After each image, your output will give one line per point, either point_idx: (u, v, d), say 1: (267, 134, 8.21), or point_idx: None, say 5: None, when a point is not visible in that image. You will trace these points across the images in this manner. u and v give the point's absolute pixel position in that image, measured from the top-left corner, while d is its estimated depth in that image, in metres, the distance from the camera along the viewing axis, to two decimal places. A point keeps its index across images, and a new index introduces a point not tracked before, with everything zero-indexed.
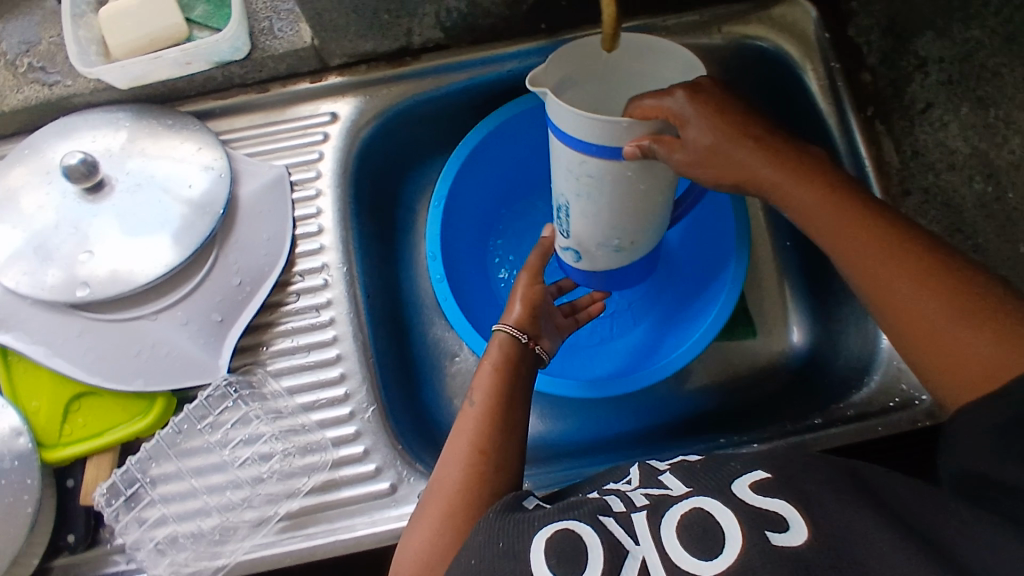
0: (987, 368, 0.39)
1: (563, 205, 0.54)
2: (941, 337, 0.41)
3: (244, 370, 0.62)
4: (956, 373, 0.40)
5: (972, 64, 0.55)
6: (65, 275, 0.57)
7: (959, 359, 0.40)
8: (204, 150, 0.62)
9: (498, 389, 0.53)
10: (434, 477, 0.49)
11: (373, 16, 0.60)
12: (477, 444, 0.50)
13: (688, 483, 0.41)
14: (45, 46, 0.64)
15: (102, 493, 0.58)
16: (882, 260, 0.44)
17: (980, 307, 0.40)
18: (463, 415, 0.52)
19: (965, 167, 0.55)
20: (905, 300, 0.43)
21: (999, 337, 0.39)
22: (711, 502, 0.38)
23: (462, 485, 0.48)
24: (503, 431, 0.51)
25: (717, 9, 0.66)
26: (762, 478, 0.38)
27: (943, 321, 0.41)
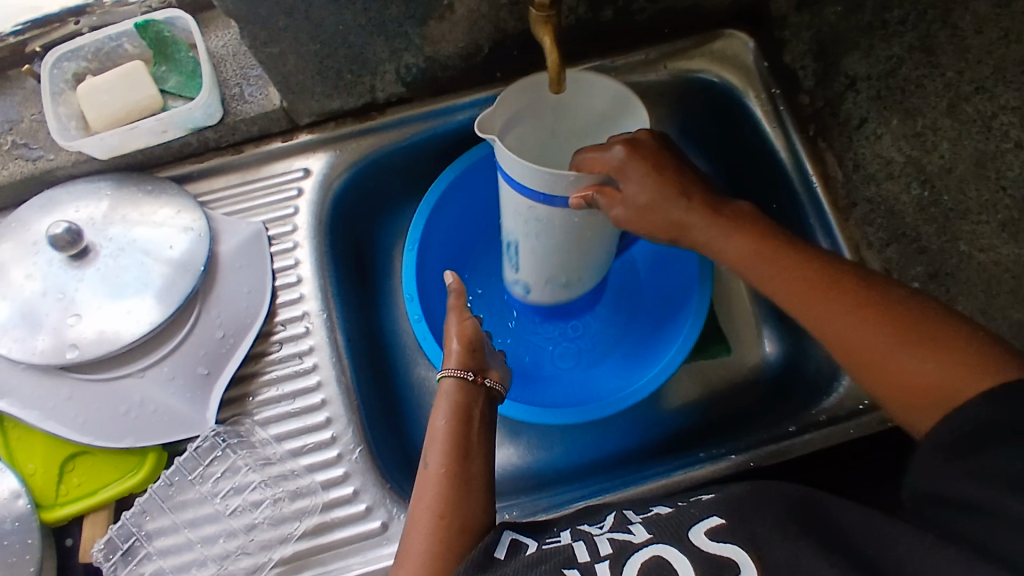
0: (931, 388, 0.42)
1: (513, 242, 0.61)
2: (883, 360, 0.45)
3: (232, 420, 0.64)
4: (907, 399, 0.43)
5: (896, 79, 0.56)
6: (54, 340, 0.60)
7: (907, 384, 0.43)
8: (184, 213, 0.65)
9: (448, 448, 0.54)
10: (403, 544, 0.52)
11: (337, 77, 0.64)
12: (437, 509, 0.51)
13: (649, 528, 0.44)
14: (28, 124, 0.68)
15: (100, 549, 0.60)
16: (822, 301, 0.48)
17: (913, 331, 0.44)
18: (421, 478, 0.54)
19: (902, 175, 0.58)
20: (846, 331, 0.46)
21: (937, 358, 0.42)
22: (669, 549, 0.41)
23: (430, 553, 0.50)
24: (460, 489, 0.52)
25: (661, 46, 0.70)
26: (716, 524, 0.41)
27: (878, 347, 0.45)
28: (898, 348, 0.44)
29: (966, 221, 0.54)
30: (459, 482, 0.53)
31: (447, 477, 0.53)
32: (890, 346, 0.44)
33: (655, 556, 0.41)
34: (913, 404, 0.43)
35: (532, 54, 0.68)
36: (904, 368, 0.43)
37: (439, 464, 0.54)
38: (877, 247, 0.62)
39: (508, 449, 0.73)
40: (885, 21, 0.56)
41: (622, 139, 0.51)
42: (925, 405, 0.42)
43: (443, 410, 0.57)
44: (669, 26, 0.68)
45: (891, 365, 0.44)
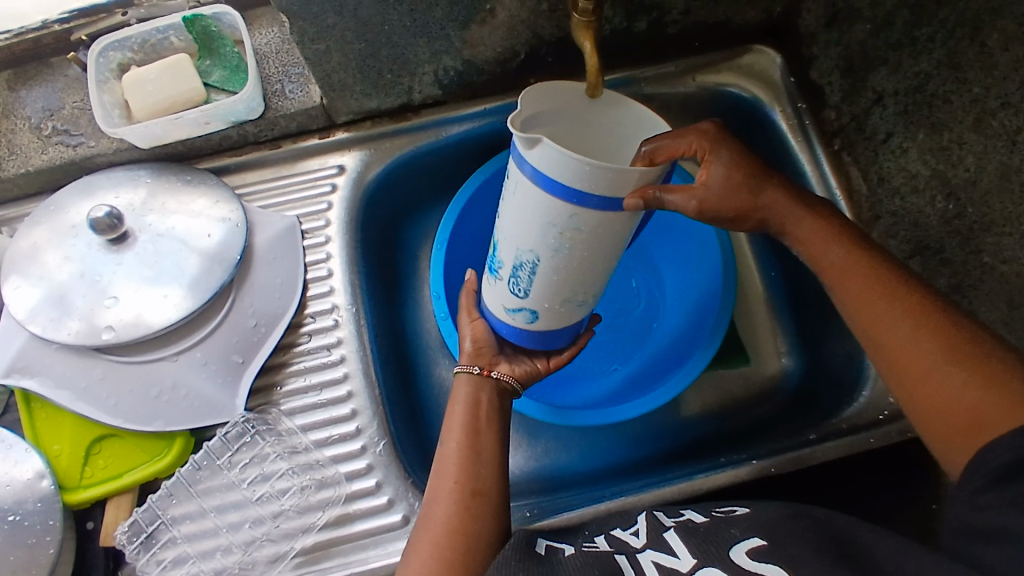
0: (973, 416, 0.42)
1: (528, 262, 0.51)
2: (931, 377, 0.45)
3: (260, 409, 0.64)
4: (946, 417, 0.43)
5: (923, 94, 0.58)
6: (87, 323, 0.60)
7: (949, 404, 0.43)
8: (221, 203, 0.66)
9: (467, 421, 0.56)
10: (422, 513, 0.52)
11: (377, 76, 0.66)
12: (458, 479, 0.52)
13: (693, 551, 0.43)
14: (69, 110, 0.69)
15: (124, 531, 0.60)
16: (887, 307, 0.48)
17: (974, 356, 0.44)
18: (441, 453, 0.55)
19: (927, 188, 0.60)
20: (902, 340, 0.47)
21: (988, 385, 0.42)
22: (712, 572, 0.40)
23: (450, 521, 0.50)
24: (479, 463, 0.54)
25: (691, 59, 0.71)
26: (758, 545, 0.42)
27: (933, 362, 0.45)
28: (951, 367, 0.44)
29: (990, 233, 0.55)
30: (479, 453, 0.54)
31: (467, 447, 0.54)
32: (942, 364, 0.44)
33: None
34: (946, 431, 0.43)
35: (567, 61, 0.70)
36: (947, 388, 0.44)
37: (461, 437, 0.55)
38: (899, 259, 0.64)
39: (526, 450, 0.74)
40: (914, 38, 0.57)
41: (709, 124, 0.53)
42: (963, 433, 0.42)
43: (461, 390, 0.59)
44: (700, 40, 0.70)
45: (939, 382, 0.44)
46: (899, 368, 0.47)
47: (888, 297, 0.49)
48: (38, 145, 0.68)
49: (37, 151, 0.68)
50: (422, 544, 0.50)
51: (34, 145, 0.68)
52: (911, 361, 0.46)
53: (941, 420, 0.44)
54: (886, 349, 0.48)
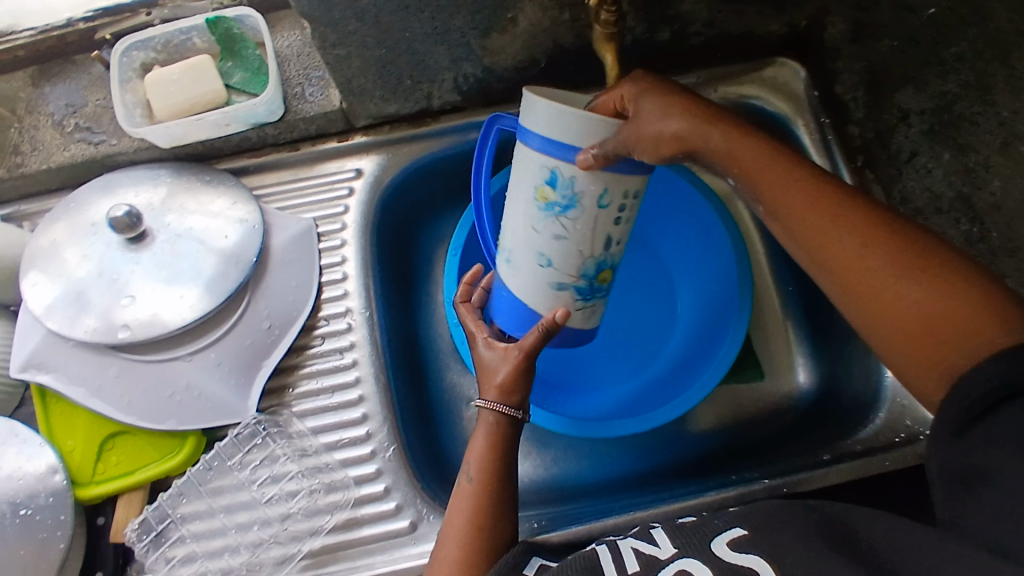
0: (937, 332, 0.40)
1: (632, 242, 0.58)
2: (887, 292, 0.43)
3: (272, 410, 0.65)
4: (907, 331, 0.42)
5: (950, 114, 0.57)
6: (105, 320, 0.60)
7: (911, 318, 0.42)
8: (238, 204, 0.66)
9: (493, 466, 0.55)
10: (436, 549, 0.53)
11: (395, 82, 0.66)
12: (473, 521, 0.53)
13: (676, 541, 0.44)
14: (91, 108, 0.70)
15: (133, 528, 0.60)
16: (829, 220, 0.46)
17: (925, 262, 0.42)
18: (460, 488, 0.55)
19: (950, 210, 0.59)
20: (852, 254, 0.44)
21: (947, 292, 0.41)
22: (693, 563, 0.41)
23: (463, 566, 0.51)
24: (496, 507, 0.53)
25: (713, 70, 0.71)
26: (739, 535, 0.41)
27: (896, 280, 0.42)
28: (909, 283, 0.42)
29: (1013, 259, 0.54)
30: (496, 501, 0.54)
31: (485, 493, 0.54)
32: (908, 283, 0.42)
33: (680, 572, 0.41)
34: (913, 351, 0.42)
35: (587, 70, 0.69)
36: (915, 306, 0.41)
37: (480, 480, 0.54)
38: None
39: (535, 459, 0.73)
40: (942, 58, 0.56)
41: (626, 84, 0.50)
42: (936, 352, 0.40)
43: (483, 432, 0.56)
44: (723, 51, 0.69)
45: (900, 298, 0.42)
46: (853, 288, 0.44)
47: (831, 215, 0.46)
48: (60, 141, 0.69)
49: (60, 148, 0.68)
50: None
51: (56, 142, 0.69)
52: (870, 285, 0.43)
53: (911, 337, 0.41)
54: (834, 265, 0.45)
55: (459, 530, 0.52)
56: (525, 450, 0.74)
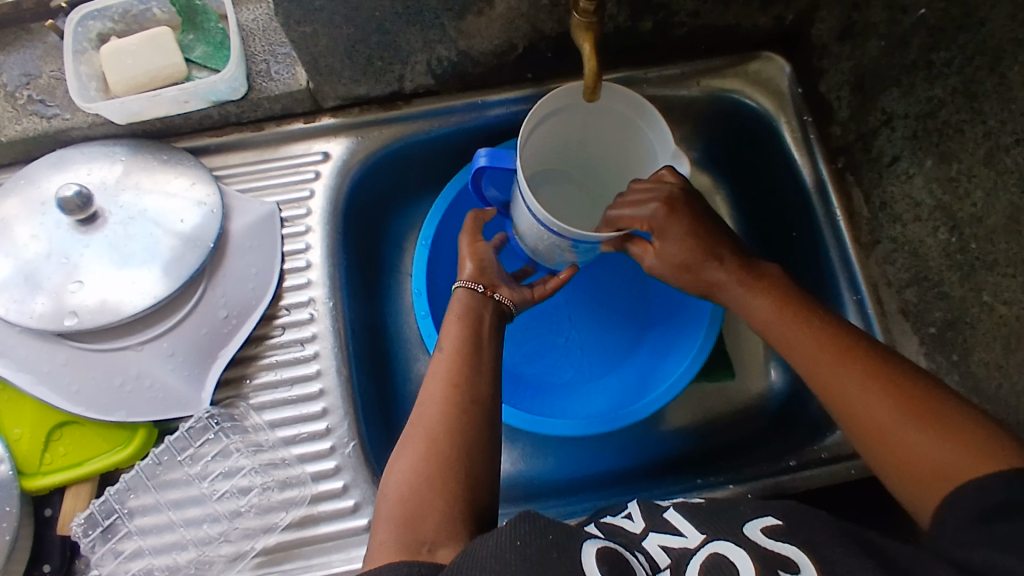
0: (933, 470, 0.43)
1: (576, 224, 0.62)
2: (888, 434, 0.45)
3: (226, 403, 0.62)
4: (910, 471, 0.44)
5: (935, 121, 0.55)
6: (54, 303, 0.58)
7: (912, 458, 0.44)
8: (198, 185, 0.63)
9: (467, 334, 0.54)
10: (411, 419, 0.50)
11: (366, 63, 0.63)
12: (451, 380, 0.51)
13: (701, 529, 0.44)
14: (46, 79, 0.66)
15: (79, 523, 0.58)
16: (832, 364, 0.49)
17: (919, 406, 0.45)
18: (434, 361, 0.53)
19: (930, 219, 0.57)
20: (855, 400, 0.47)
21: (945, 437, 0.43)
22: (724, 544, 0.42)
23: (444, 425, 0.49)
24: (474, 369, 0.52)
25: (696, 62, 0.68)
26: (773, 524, 0.42)
27: (891, 427, 0.45)
28: (912, 424, 0.44)
29: (991, 273, 0.52)
30: (472, 363, 0.52)
31: (462, 359, 0.52)
32: (900, 423, 0.45)
33: (713, 555, 0.41)
34: (912, 479, 0.44)
35: (567, 57, 0.67)
36: (903, 442, 0.44)
37: (454, 348, 0.53)
38: (895, 287, 0.61)
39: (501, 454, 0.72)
40: (930, 61, 0.55)
41: (660, 195, 0.55)
42: (921, 478, 0.43)
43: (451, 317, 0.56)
44: (707, 43, 0.67)
45: (891, 430, 0.45)
46: (846, 420, 0.48)
47: (833, 353, 0.49)
48: (12, 114, 0.65)
49: (11, 121, 0.65)
50: (411, 449, 0.48)
51: (8, 114, 0.65)
52: (865, 416, 0.46)
53: (901, 466, 0.44)
54: (831, 402, 0.49)
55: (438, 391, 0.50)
56: None
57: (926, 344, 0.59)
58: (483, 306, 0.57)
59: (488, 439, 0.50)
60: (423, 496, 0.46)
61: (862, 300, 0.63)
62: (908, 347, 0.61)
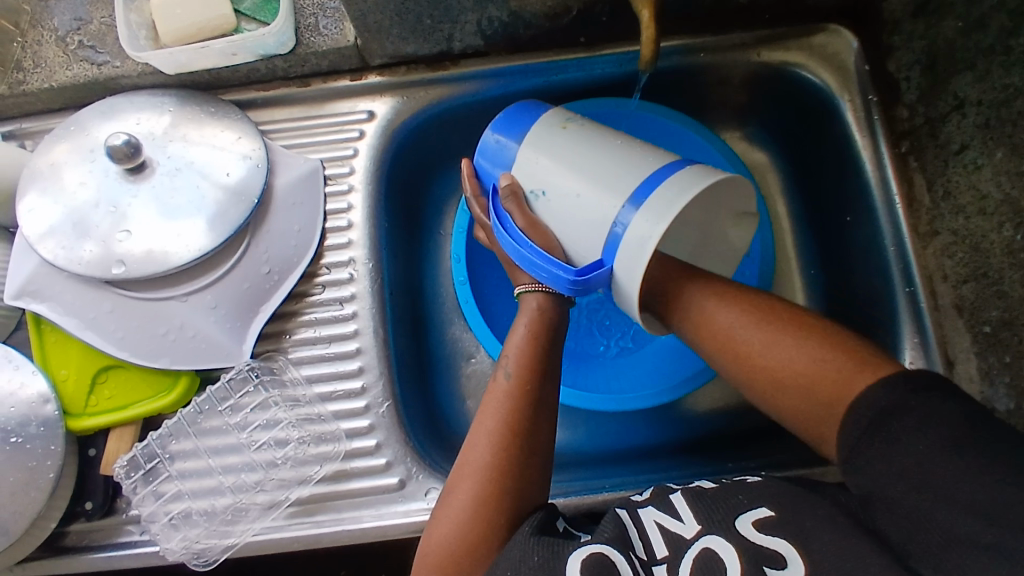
0: (832, 387, 0.46)
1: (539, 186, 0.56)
2: (785, 362, 0.49)
3: (266, 356, 0.64)
4: (816, 401, 0.47)
5: (1009, 110, 0.52)
6: (101, 251, 0.59)
7: (810, 378, 0.47)
8: (244, 139, 0.63)
9: (534, 363, 0.53)
10: (467, 448, 0.52)
11: (416, 21, 0.61)
12: (511, 421, 0.51)
13: (698, 515, 0.45)
14: (96, 25, 0.66)
15: (122, 465, 0.60)
16: (727, 313, 0.52)
17: (802, 330, 0.49)
18: (495, 386, 0.53)
19: (996, 213, 0.54)
20: (738, 341, 0.51)
21: (839, 354, 0.47)
22: (716, 539, 0.44)
23: (498, 465, 0.50)
24: (533, 406, 0.52)
25: (758, 32, 0.66)
26: (765, 515, 0.43)
27: (771, 349, 0.49)
28: (800, 345, 0.49)
29: None
30: (531, 399, 0.52)
31: (523, 391, 0.52)
32: (787, 350, 0.49)
33: (705, 549, 0.44)
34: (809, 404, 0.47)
35: (623, 22, 0.64)
36: (782, 358, 0.49)
37: (518, 376, 0.53)
38: (952, 281, 0.59)
39: None
40: (1010, 47, 0.51)
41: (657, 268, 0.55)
42: (829, 405, 0.46)
43: (518, 334, 0.55)
44: (771, 13, 0.64)
45: (777, 353, 0.49)
46: (722, 349, 0.52)
47: (723, 292, 0.53)
48: (63, 59, 0.66)
49: (62, 66, 0.65)
50: (468, 480, 0.50)
51: (59, 60, 0.65)
52: (756, 356, 0.50)
53: (795, 394, 0.48)
54: (714, 343, 0.52)
55: (492, 428, 0.51)
56: None
57: (978, 343, 0.57)
58: (556, 325, 0.55)
59: (539, 481, 0.51)
60: (473, 537, 0.48)
61: (915, 292, 0.61)
62: (959, 345, 0.59)
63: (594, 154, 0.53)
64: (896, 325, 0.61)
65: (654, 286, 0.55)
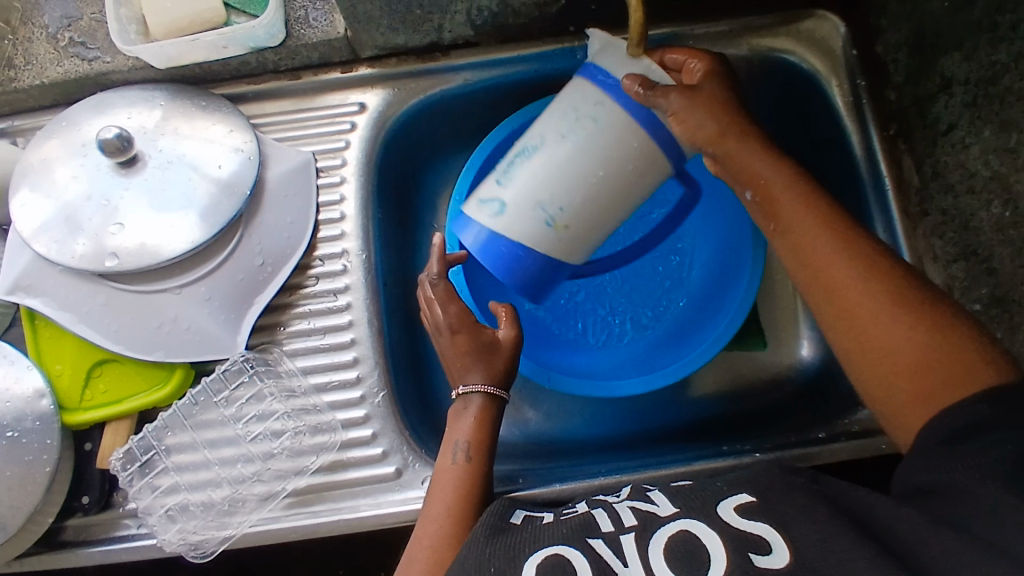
0: (923, 361, 0.44)
1: (552, 212, 0.55)
2: (881, 323, 0.46)
3: (261, 348, 0.64)
4: (900, 368, 0.45)
5: (997, 88, 0.52)
6: (94, 245, 0.59)
7: (901, 348, 0.45)
8: (235, 133, 0.64)
9: (485, 447, 0.56)
10: (416, 528, 0.53)
11: (405, 11, 0.61)
12: (461, 502, 0.53)
13: (675, 502, 0.46)
14: (86, 21, 0.66)
15: (118, 458, 0.60)
16: (831, 255, 0.49)
17: (903, 293, 0.47)
18: (446, 468, 0.55)
19: (985, 191, 0.54)
20: (844, 288, 0.48)
21: (935, 332, 0.45)
22: (696, 523, 0.43)
23: (448, 542, 0.52)
24: (483, 490, 0.55)
25: (746, 18, 0.66)
26: (746, 502, 0.44)
27: (874, 309, 0.47)
28: (899, 311, 0.46)
29: None
30: (484, 480, 0.55)
31: (475, 476, 0.55)
32: (887, 312, 0.46)
33: (681, 531, 0.43)
34: (899, 376, 0.45)
35: (612, 10, 0.64)
36: (877, 319, 0.46)
37: (468, 460, 0.55)
38: (942, 261, 0.59)
39: (527, 412, 0.73)
40: (995, 23, 0.51)
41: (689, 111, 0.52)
42: (920, 377, 0.44)
43: (466, 422, 0.57)
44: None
45: (864, 306, 0.47)
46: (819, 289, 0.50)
47: (834, 229, 0.50)
48: (54, 56, 0.66)
49: (53, 62, 0.65)
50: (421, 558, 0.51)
51: (50, 56, 0.66)
52: (855, 308, 0.47)
53: (879, 364, 0.46)
54: (816, 282, 0.50)
55: (449, 503, 0.53)
56: (516, 403, 0.73)
57: None
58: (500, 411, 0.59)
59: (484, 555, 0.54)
60: None
61: None
62: None
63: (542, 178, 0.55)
64: None
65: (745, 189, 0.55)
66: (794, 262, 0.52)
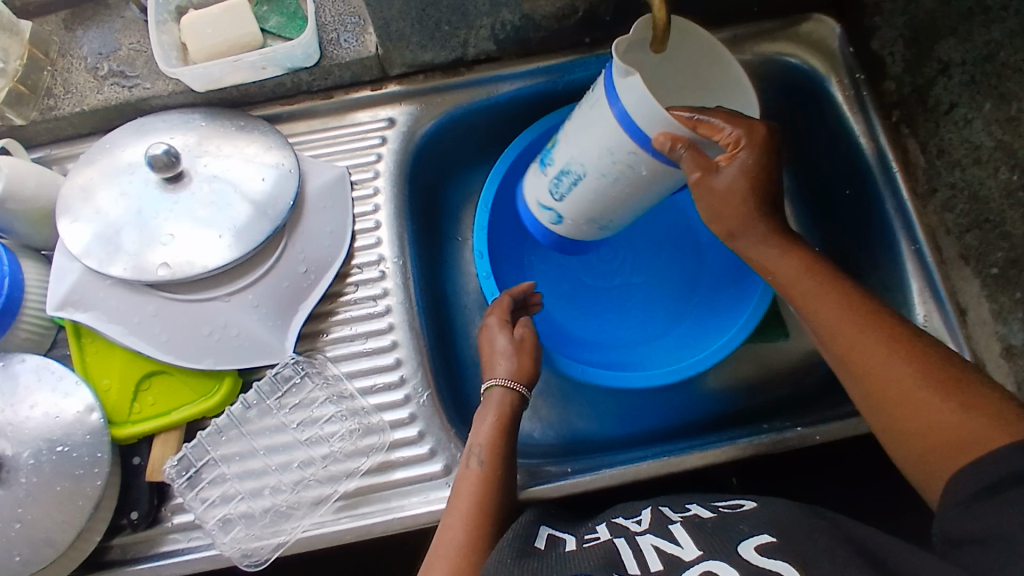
0: (955, 437, 0.44)
1: (575, 172, 0.57)
2: (910, 400, 0.47)
3: (308, 353, 0.66)
4: (933, 443, 0.45)
5: (993, 64, 0.57)
6: (142, 258, 0.60)
7: (932, 425, 0.45)
8: (273, 150, 0.65)
9: (500, 453, 0.57)
10: (435, 537, 0.53)
11: (435, 29, 0.65)
12: (481, 505, 0.54)
13: (698, 542, 0.43)
14: (125, 51, 0.69)
15: (172, 465, 0.61)
16: (858, 333, 0.50)
17: (940, 370, 0.47)
18: (464, 472, 0.56)
19: (991, 159, 0.59)
20: (873, 364, 0.49)
21: (970, 408, 0.45)
22: (718, 563, 0.40)
23: (468, 548, 0.52)
24: (500, 490, 0.56)
25: (746, 26, 0.71)
26: (767, 541, 0.42)
27: (909, 387, 0.47)
28: (934, 392, 0.46)
29: None
30: (501, 481, 0.56)
31: (492, 480, 0.55)
32: (920, 389, 0.47)
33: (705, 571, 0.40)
34: (933, 454, 0.45)
35: (625, 19, 0.68)
36: (912, 398, 0.47)
37: (487, 463, 0.56)
38: (955, 233, 0.63)
39: (560, 415, 0.74)
40: (987, 6, 0.56)
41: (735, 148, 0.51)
42: (949, 451, 0.44)
43: (485, 426, 0.58)
44: (761, 6, 0.69)
45: (893, 385, 0.48)
46: (849, 364, 0.51)
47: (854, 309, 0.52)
48: (94, 84, 0.68)
49: (93, 91, 0.68)
50: (443, 558, 0.51)
51: (89, 85, 0.68)
52: (889, 384, 0.48)
53: (914, 441, 0.46)
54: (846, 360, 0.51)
55: (466, 510, 0.54)
56: (549, 403, 0.75)
57: (989, 286, 0.61)
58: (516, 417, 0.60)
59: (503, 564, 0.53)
60: None
61: (921, 250, 0.66)
62: (969, 292, 0.63)
63: (596, 144, 0.53)
64: (905, 284, 0.66)
65: (766, 261, 0.55)
66: (822, 336, 0.53)
